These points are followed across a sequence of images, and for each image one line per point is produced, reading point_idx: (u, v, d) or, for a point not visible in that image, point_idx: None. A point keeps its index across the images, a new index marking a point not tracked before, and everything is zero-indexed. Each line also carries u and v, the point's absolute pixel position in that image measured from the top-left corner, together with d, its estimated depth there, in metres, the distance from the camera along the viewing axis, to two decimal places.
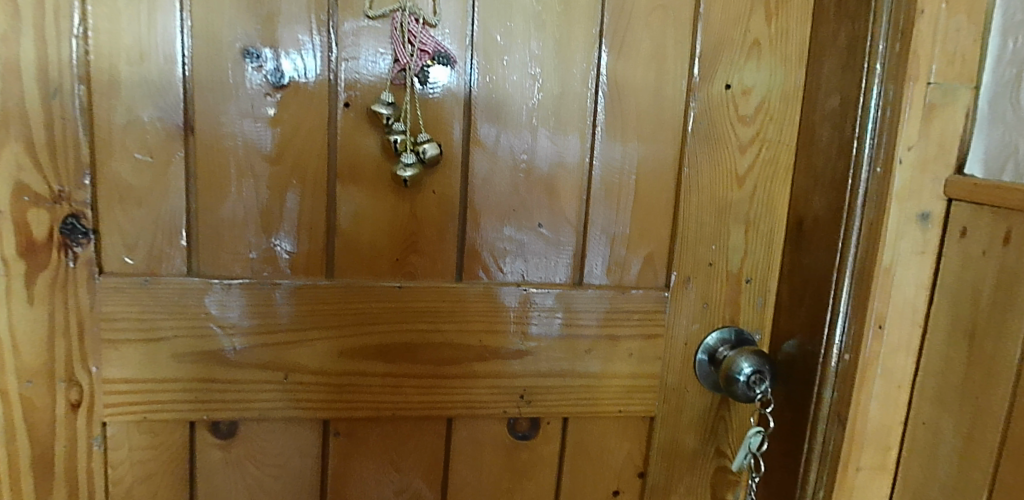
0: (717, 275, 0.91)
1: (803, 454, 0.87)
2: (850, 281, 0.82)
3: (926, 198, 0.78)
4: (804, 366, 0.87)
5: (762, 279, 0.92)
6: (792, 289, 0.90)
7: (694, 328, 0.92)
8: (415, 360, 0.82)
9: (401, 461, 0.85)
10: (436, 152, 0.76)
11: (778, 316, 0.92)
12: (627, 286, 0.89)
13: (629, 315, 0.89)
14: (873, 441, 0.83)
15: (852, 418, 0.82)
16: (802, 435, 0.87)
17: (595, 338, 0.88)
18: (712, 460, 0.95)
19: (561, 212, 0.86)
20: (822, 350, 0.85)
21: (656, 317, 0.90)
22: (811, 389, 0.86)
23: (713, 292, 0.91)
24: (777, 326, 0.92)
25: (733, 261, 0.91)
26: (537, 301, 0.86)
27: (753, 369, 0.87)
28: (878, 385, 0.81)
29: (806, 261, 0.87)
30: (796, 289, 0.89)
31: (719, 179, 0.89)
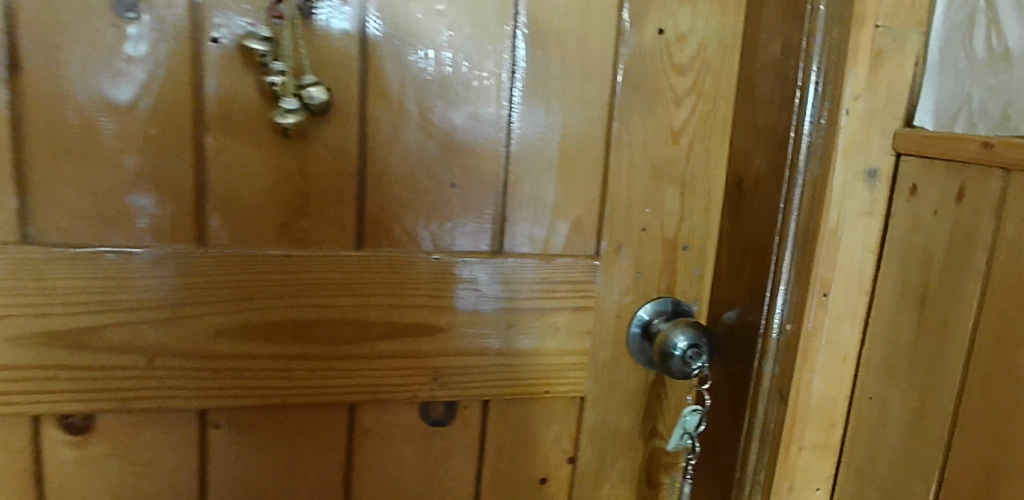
0: (651, 242, 0.83)
1: (743, 434, 0.80)
2: (793, 245, 0.74)
3: (874, 152, 0.71)
4: (743, 340, 0.80)
5: (699, 246, 0.84)
6: (732, 255, 0.82)
7: (626, 299, 0.83)
8: (310, 339, 0.72)
9: (297, 455, 0.75)
10: (323, 98, 0.66)
11: (716, 285, 0.85)
12: (554, 254, 0.80)
13: (556, 286, 0.80)
14: (818, 417, 0.77)
15: (794, 394, 0.75)
16: (740, 413, 0.80)
17: (519, 311, 0.80)
18: (648, 442, 0.88)
19: (477, 171, 0.76)
20: (761, 321, 0.77)
21: (586, 288, 0.82)
22: (751, 363, 0.79)
23: (647, 259, 0.83)
24: (716, 296, 0.85)
25: (669, 226, 0.83)
26: (452, 272, 0.76)
27: (688, 344, 0.79)
28: (823, 357, 0.75)
29: (746, 225, 0.80)
30: (735, 255, 0.82)
31: (652, 136, 0.80)
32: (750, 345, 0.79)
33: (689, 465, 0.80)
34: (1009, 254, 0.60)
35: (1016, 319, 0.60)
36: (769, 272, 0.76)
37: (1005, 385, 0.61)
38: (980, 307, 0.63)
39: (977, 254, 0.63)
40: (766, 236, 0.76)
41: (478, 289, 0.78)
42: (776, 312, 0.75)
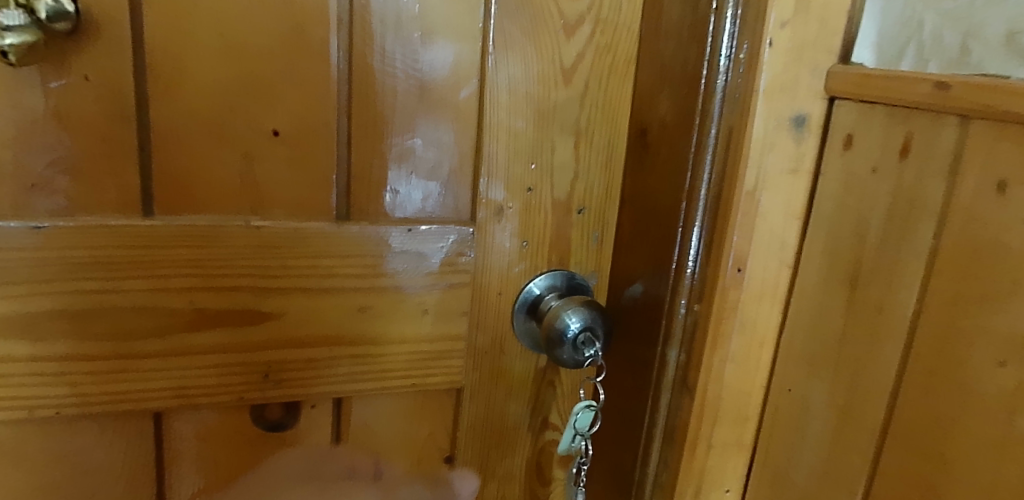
0: (539, 203, 0.67)
1: (645, 431, 0.66)
2: (705, 209, 0.60)
3: (802, 95, 0.57)
4: (648, 322, 0.66)
5: (599, 208, 0.70)
6: (635, 220, 0.68)
7: (516, 269, 0.68)
8: (87, 335, 0.57)
9: (87, 467, 0.62)
10: (70, 12, 0.50)
11: (617, 256, 0.71)
12: (417, 219, 0.64)
13: (419, 260, 0.64)
14: (730, 412, 0.63)
15: (702, 387, 0.61)
16: (643, 407, 0.66)
17: (373, 292, 0.64)
18: (539, 434, 0.75)
19: (307, 115, 0.59)
20: (666, 297, 0.63)
21: (458, 262, 0.66)
22: (656, 348, 0.65)
23: (534, 225, 0.68)
24: (617, 268, 0.71)
25: (559, 185, 0.67)
26: (279, 244, 0.60)
27: (581, 329, 0.64)
28: (737, 343, 0.61)
29: (651, 184, 0.65)
30: (638, 220, 0.67)
31: (538, 72, 0.64)
32: (653, 328, 0.65)
33: (580, 471, 0.67)
34: (963, 221, 0.47)
35: (967, 304, 0.47)
36: (676, 241, 0.62)
37: (950, 385, 0.49)
38: (923, 291, 0.50)
39: (922, 224, 0.50)
40: (674, 196, 0.62)
41: (320, 264, 0.61)
42: (684, 288, 0.62)
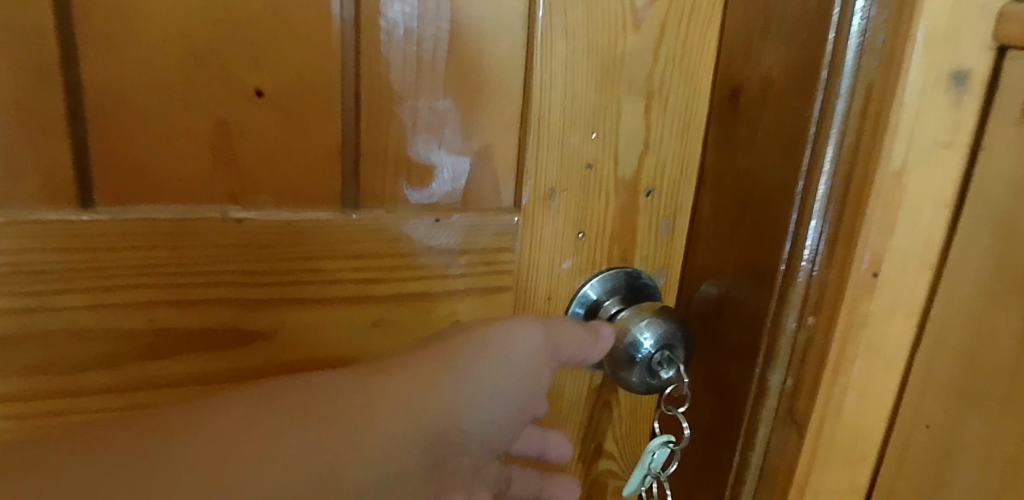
0: (600, 184, 0.52)
1: (733, 469, 0.53)
2: (829, 194, 0.46)
3: (965, 43, 0.42)
4: (741, 335, 0.52)
5: (672, 189, 0.55)
6: (720, 204, 0.53)
7: (564, 268, 0.54)
8: (11, 370, 0.43)
9: None
10: None
11: (693, 249, 0.56)
12: (446, 208, 0.49)
13: (450, 258, 0.50)
14: (846, 451, 0.50)
15: (818, 422, 0.48)
16: (733, 440, 0.53)
17: (391, 302, 0.50)
18: (592, 464, 0.62)
19: (301, 70, 0.44)
20: (770, 306, 0.49)
21: (499, 260, 0.51)
22: (751, 368, 0.51)
23: (592, 212, 0.53)
24: (693, 263, 0.57)
25: (624, 162, 0.52)
26: (268, 241, 0.45)
27: (657, 347, 0.50)
28: (863, 368, 0.47)
29: (745, 160, 0.50)
30: (723, 205, 0.53)
31: (602, 13, 0.48)
32: (751, 343, 0.50)
33: None
34: None
35: None
36: (788, 234, 0.47)
37: None
38: None
39: None
40: (783, 178, 0.47)
41: (322, 268, 0.47)
42: (795, 294, 0.48)
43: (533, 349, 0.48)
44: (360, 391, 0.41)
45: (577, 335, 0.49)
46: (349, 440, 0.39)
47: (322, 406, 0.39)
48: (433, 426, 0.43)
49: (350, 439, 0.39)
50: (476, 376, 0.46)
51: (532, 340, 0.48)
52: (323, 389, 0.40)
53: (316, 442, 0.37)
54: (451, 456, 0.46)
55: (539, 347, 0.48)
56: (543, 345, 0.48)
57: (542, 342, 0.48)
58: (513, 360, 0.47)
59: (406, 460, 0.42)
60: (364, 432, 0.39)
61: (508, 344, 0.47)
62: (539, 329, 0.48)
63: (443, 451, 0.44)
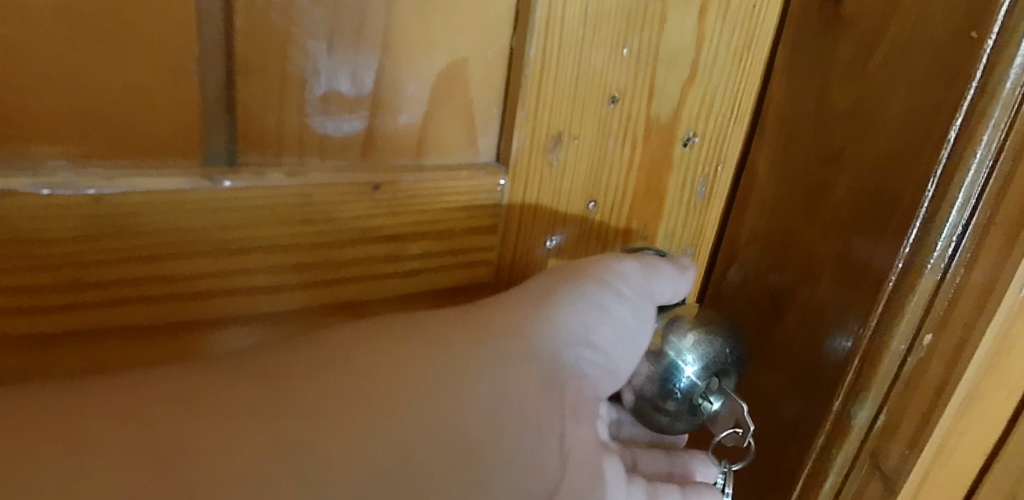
0: (626, 127, 0.34)
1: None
2: (991, 164, 0.29)
3: None
4: (813, 350, 0.37)
5: (718, 135, 0.37)
6: (791, 163, 0.38)
7: (547, 248, 0.35)
8: None
9: None
10: None
11: (736, 218, 0.41)
12: (382, 167, 0.29)
13: (395, 245, 0.31)
14: (938, 494, 0.38)
15: (923, 470, 0.35)
16: (787, 478, 0.39)
17: (298, 316, 0.30)
18: None
19: None
20: (871, 322, 0.33)
21: (473, 242, 0.33)
22: (827, 397, 0.36)
23: (611, 169, 0.35)
24: (736, 238, 0.41)
25: (663, 94, 0.34)
26: (59, 233, 0.24)
27: (701, 376, 0.34)
28: (988, 398, 0.34)
29: (843, 100, 0.34)
30: (796, 162, 0.37)
31: None
32: (828, 365, 0.36)
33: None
34: None
35: None
36: (913, 226, 0.31)
37: None
38: None
39: None
40: (914, 133, 0.31)
41: (164, 273, 0.26)
42: (908, 310, 0.32)
43: (637, 296, 0.33)
44: (460, 326, 0.29)
45: (669, 280, 0.34)
46: (467, 377, 0.27)
47: (417, 366, 0.27)
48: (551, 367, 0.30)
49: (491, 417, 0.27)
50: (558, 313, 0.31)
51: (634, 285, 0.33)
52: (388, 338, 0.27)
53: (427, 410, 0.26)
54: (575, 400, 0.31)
55: (636, 283, 0.33)
56: (644, 289, 0.33)
57: (641, 281, 0.33)
58: (617, 302, 0.32)
59: (543, 413, 0.29)
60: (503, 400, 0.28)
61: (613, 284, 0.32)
62: (638, 267, 0.33)
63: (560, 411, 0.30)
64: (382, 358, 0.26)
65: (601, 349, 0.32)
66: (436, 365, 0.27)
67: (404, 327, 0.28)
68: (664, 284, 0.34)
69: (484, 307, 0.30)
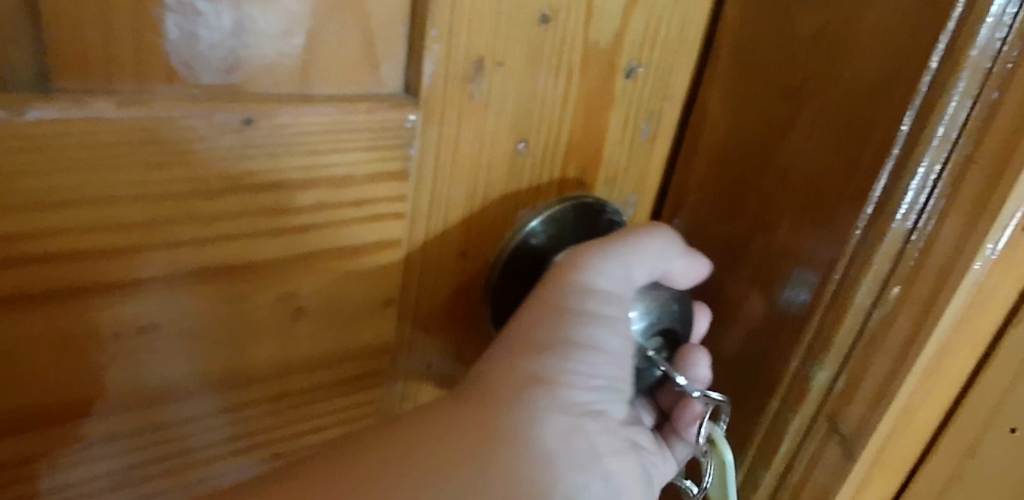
0: (561, 53, 0.29)
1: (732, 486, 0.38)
2: (975, 93, 0.26)
3: None
4: (767, 304, 0.34)
5: (666, 66, 0.33)
6: (745, 99, 0.33)
7: (467, 195, 0.30)
8: None
9: None
10: None
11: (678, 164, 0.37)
12: (253, 97, 0.23)
13: (280, 194, 0.25)
14: (899, 452, 0.35)
15: (889, 429, 0.32)
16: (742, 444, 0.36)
17: (172, 286, 0.24)
18: None
19: None
20: (835, 275, 0.30)
21: (381, 191, 0.27)
22: (785, 355, 0.33)
23: (543, 103, 0.30)
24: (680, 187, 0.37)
25: (605, 13, 0.29)
26: None
27: (645, 333, 0.31)
28: (956, 352, 0.31)
29: (806, 22, 0.30)
30: (750, 99, 0.33)
31: None
32: (786, 321, 0.33)
33: None
34: None
35: None
36: (887, 162, 0.28)
37: None
38: None
39: None
40: (892, 60, 0.27)
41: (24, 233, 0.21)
42: (876, 265, 0.29)
43: (620, 311, 0.30)
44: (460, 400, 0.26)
45: (679, 255, 0.33)
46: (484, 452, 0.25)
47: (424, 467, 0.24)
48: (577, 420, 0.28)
49: (551, 454, 0.27)
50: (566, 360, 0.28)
51: (618, 272, 0.30)
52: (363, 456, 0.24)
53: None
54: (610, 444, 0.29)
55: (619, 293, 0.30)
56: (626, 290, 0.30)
57: (623, 285, 0.30)
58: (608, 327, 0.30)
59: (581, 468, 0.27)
60: (550, 444, 0.27)
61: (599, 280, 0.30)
62: (615, 269, 0.30)
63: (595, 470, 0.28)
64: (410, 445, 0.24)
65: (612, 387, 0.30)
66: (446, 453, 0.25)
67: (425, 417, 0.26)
68: (656, 263, 0.32)
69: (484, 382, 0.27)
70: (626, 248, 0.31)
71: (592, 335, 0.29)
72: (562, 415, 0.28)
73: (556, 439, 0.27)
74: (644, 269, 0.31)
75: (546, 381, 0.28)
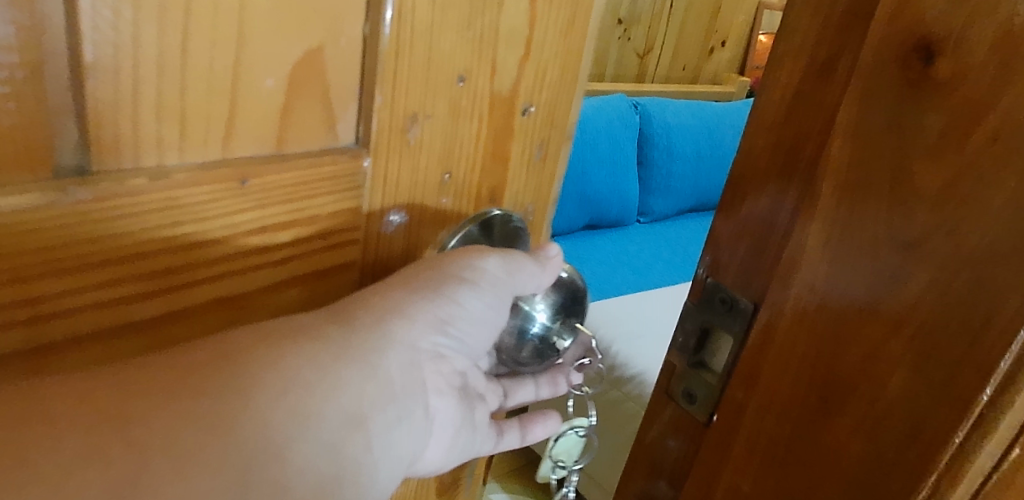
0: (472, 102, 0.36)
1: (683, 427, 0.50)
2: None
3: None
4: (886, 399, 0.37)
5: (553, 104, 0.41)
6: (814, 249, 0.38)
7: (400, 220, 0.37)
8: None
9: None
10: None
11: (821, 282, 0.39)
12: (246, 161, 0.29)
13: (263, 235, 0.31)
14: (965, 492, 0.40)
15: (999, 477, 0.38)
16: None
17: (181, 318, 0.30)
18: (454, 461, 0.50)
19: None
20: (983, 398, 0.34)
21: (341, 223, 0.34)
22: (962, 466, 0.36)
23: (460, 142, 0.37)
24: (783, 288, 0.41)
25: (503, 71, 0.37)
26: None
27: (552, 320, 0.42)
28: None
29: (929, 185, 0.34)
30: (858, 242, 0.37)
31: None
32: (923, 436, 0.36)
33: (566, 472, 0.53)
34: None
35: None
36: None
37: None
38: None
39: None
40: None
41: (64, 290, 0.25)
42: None
43: (491, 290, 0.38)
44: (312, 365, 0.32)
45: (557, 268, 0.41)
46: (324, 383, 0.32)
47: (260, 420, 0.29)
48: (409, 348, 0.36)
49: (396, 396, 0.36)
50: (420, 323, 0.36)
51: (504, 269, 0.38)
52: (216, 393, 0.28)
53: (288, 395, 0.30)
54: (430, 375, 0.39)
55: (496, 278, 0.38)
56: (504, 282, 0.38)
57: (503, 276, 0.38)
58: (472, 295, 0.37)
59: (407, 368, 0.36)
60: (394, 375, 0.35)
61: (488, 268, 0.37)
62: (499, 263, 0.37)
63: (416, 371, 0.37)
64: (256, 388, 0.30)
65: (451, 345, 0.38)
66: (295, 382, 0.31)
67: (285, 358, 0.31)
68: (537, 272, 0.39)
69: (333, 351, 0.32)
70: (511, 257, 0.38)
71: (461, 297, 0.37)
72: (409, 348, 0.36)
73: (397, 372, 0.35)
74: (523, 268, 0.39)
75: (405, 327, 0.35)
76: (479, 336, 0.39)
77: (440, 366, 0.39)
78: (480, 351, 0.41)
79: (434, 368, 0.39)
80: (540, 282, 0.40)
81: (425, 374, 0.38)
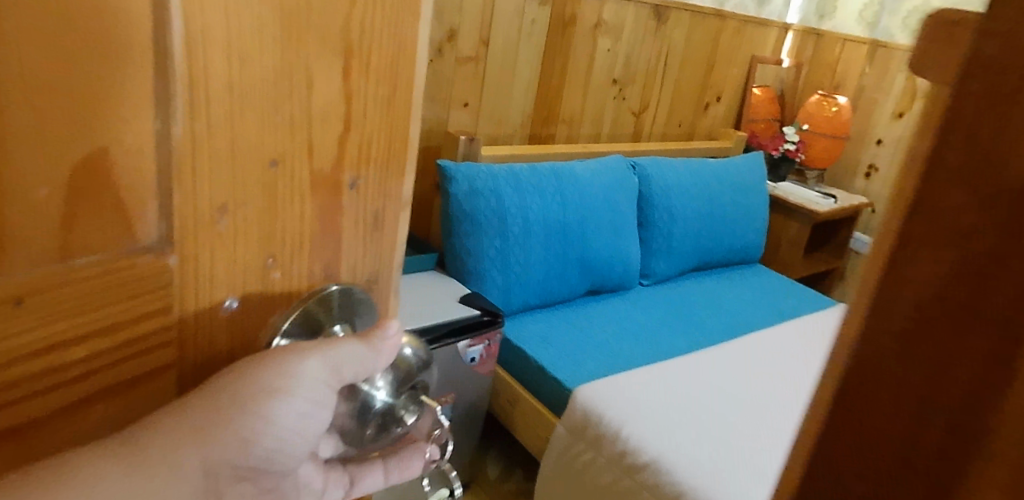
0: (292, 186, 0.34)
1: None
2: None
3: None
4: None
5: (391, 178, 0.39)
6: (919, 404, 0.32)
7: (231, 307, 0.34)
8: None
9: None
10: None
11: None
12: (24, 281, 0.26)
13: (54, 352, 0.28)
14: None
15: None
16: None
17: None
18: None
19: None
20: None
21: (149, 325, 0.31)
22: None
23: (283, 226, 0.35)
24: None
25: (321, 151, 0.34)
26: None
27: (394, 396, 0.42)
28: None
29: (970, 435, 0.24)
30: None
31: None
32: None
33: None
34: None
35: None
36: None
37: None
38: None
39: None
40: None
41: None
42: None
43: (306, 393, 0.39)
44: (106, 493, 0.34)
45: (388, 361, 0.40)
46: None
47: None
48: (213, 462, 0.38)
49: None
50: (227, 439, 0.38)
51: (322, 371, 0.38)
52: None
53: None
54: (238, 484, 0.40)
55: (314, 381, 0.39)
56: (320, 383, 0.39)
57: (320, 377, 0.39)
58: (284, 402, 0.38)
59: (210, 481, 0.38)
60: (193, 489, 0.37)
61: (309, 372, 0.38)
62: (318, 366, 0.38)
63: (221, 482, 0.39)
64: None
65: (262, 453, 0.40)
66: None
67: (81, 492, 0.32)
68: (363, 365, 0.40)
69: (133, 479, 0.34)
70: (330, 357, 0.38)
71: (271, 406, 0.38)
72: (213, 462, 0.38)
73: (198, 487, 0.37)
74: (344, 368, 0.39)
75: (209, 446, 0.37)
76: (293, 437, 0.41)
77: (250, 473, 0.41)
78: (299, 452, 0.43)
79: (242, 476, 0.40)
80: (366, 373, 0.40)
81: (230, 482, 0.40)
